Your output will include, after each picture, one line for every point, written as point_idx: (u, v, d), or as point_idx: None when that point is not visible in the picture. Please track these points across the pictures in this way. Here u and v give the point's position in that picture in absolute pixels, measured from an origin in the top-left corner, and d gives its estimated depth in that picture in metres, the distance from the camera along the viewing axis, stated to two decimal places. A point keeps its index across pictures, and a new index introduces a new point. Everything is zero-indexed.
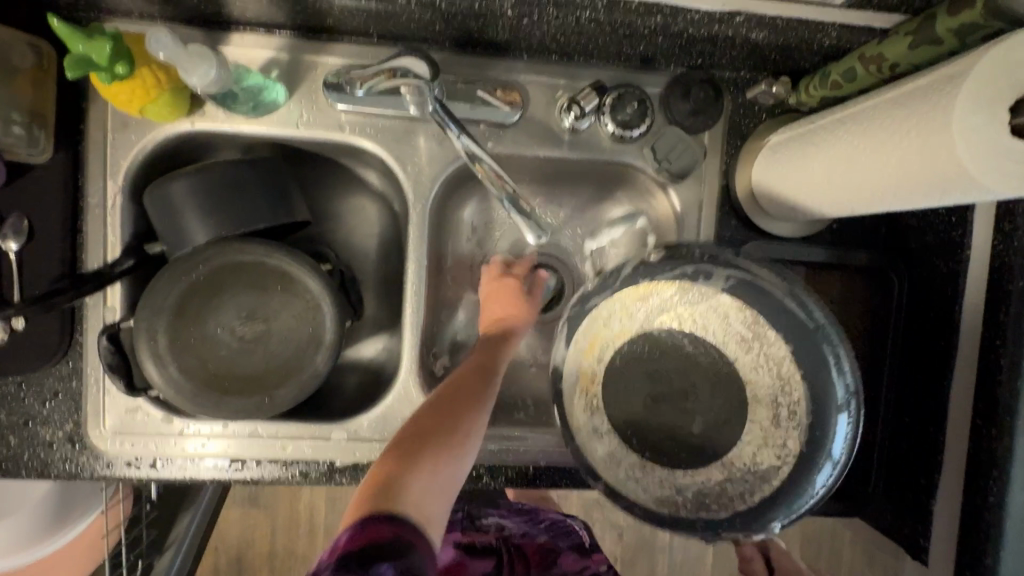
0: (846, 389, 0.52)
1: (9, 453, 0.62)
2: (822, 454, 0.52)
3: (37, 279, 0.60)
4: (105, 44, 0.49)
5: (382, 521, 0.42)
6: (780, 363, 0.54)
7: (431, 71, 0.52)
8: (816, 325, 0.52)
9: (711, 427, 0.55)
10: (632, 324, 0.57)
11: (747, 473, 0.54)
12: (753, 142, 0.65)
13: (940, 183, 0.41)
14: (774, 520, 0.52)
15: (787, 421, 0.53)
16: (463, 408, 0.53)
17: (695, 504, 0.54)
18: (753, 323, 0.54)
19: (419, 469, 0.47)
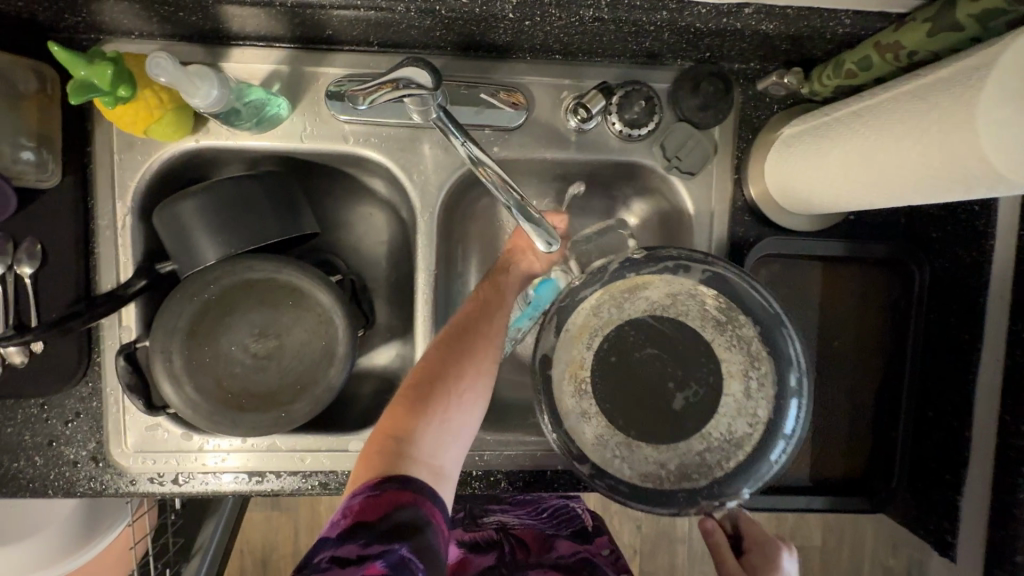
0: (800, 367, 0.55)
1: (36, 473, 0.63)
2: (779, 426, 0.55)
3: (55, 301, 0.61)
4: (107, 67, 0.49)
5: (398, 484, 0.45)
6: (749, 343, 0.56)
7: (433, 79, 0.50)
8: (773, 310, 0.55)
9: (692, 404, 0.56)
10: (619, 314, 0.58)
11: (724, 442, 0.55)
12: (764, 135, 0.63)
13: (964, 179, 0.39)
14: (741, 485, 0.55)
15: (757, 393, 0.55)
16: (466, 354, 0.53)
17: (678, 476, 0.55)
18: (724, 309, 0.57)
19: (425, 429, 0.49)
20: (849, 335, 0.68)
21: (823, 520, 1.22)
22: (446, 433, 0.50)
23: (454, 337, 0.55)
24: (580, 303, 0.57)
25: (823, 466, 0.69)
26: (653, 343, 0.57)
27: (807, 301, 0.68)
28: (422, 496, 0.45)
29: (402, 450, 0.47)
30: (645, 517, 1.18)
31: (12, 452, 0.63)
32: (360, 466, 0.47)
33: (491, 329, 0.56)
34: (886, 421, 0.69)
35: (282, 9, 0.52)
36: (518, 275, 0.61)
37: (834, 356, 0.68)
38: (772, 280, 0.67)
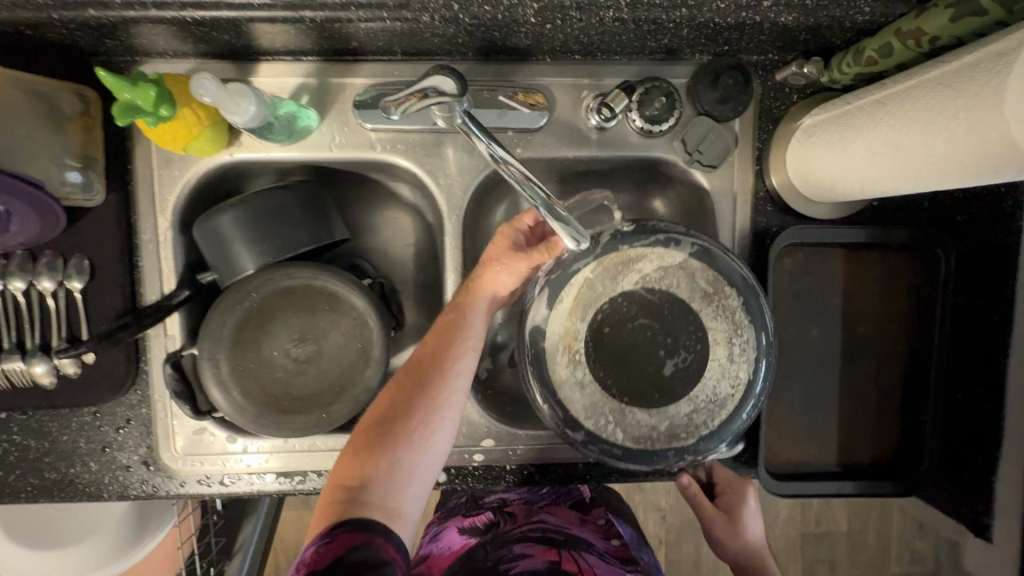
0: (768, 335, 0.55)
1: (91, 478, 0.66)
2: (752, 386, 0.54)
3: (105, 314, 0.64)
4: (151, 89, 0.51)
5: (347, 531, 0.47)
6: (734, 313, 0.55)
7: (459, 87, 0.51)
8: (748, 284, 0.55)
9: (681, 368, 0.54)
10: (613, 287, 0.54)
11: (709, 402, 0.54)
12: (784, 125, 0.64)
13: (994, 163, 0.39)
14: (720, 441, 0.55)
15: (739, 355, 0.54)
16: (418, 392, 0.54)
17: (668, 437, 0.54)
18: (712, 281, 0.55)
19: (374, 474, 0.51)
20: (875, 321, 0.68)
21: (850, 506, 1.22)
22: (397, 474, 0.52)
23: (407, 375, 0.55)
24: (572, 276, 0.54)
25: (854, 452, 0.70)
26: (642, 312, 0.55)
27: (832, 288, 0.68)
28: (373, 537, 0.48)
29: (352, 497, 0.50)
30: (670, 506, 1.19)
31: (68, 458, 0.66)
32: (318, 513, 0.51)
33: (448, 360, 0.55)
34: (916, 405, 0.69)
35: (312, 24, 0.54)
36: (486, 297, 0.57)
37: (860, 341, 0.69)
38: (797, 268, 0.68)
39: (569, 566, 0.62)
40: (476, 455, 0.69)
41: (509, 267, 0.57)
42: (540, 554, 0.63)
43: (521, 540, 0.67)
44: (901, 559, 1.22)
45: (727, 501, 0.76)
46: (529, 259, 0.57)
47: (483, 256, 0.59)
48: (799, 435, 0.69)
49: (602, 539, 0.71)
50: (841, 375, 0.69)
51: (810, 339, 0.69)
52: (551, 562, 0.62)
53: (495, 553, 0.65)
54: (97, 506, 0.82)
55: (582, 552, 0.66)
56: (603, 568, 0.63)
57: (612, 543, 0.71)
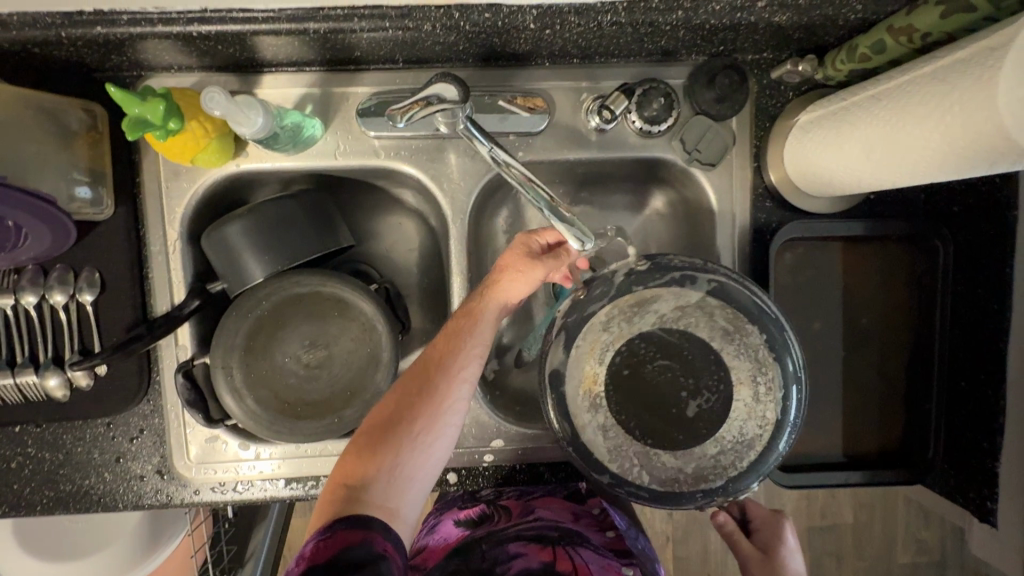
0: (797, 367, 0.54)
1: (106, 488, 0.66)
2: (783, 422, 0.54)
3: (116, 326, 0.65)
4: (160, 103, 0.52)
5: (346, 527, 0.47)
6: (757, 350, 0.55)
7: (461, 92, 0.52)
8: (772, 316, 0.55)
9: (706, 408, 0.55)
10: (630, 328, 0.56)
11: (736, 443, 0.55)
12: (781, 122, 0.65)
13: (986, 154, 0.41)
14: (752, 480, 0.54)
15: (765, 393, 0.55)
16: (425, 394, 0.53)
17: (695, 478, 0.55)
18: (729, 319, 0.55)
19: (376, 473, 0.50)
20: (876, 313, 0.70)
21: (856, 498, 1.23)
22: (399, 475, 0.51)
23: (414, 376, 0.55)
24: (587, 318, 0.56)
25: (858, 442, 0.71)
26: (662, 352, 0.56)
27: (832, 281, 0.69)
28: (373, 535, 0.47)
29: (353, 494, 0.49)
30: None
31: (83, 469, 0.66)
32: (317, 510, 0.50)
33: (456, 363, 0.55)
34: (919, 395, 0.70)
35: (315, 35, 0.55)
36: (497, 300, 0.57)
37: (862, 333, 0.70)
38: (797, 263, 0.69)
39: (564, 566, 0.63)
40: (486, 456, 0.70)
41: (525, 275, 0.57)
42: (534, 553, 0.64)
43: (516, 537, 0.67)
44: (908, 549, 1.23)
45: (770, 545, 0.64)
46: (544, 268, 0.57)
47: (498, 263, 0.59)
48: (804, 427, 0.70)
49: (596, 530, 0.70)
50: (843, 367, 0.70)
51: (812, 332, 0.70)
52: (546, 563, 0.63)
53: (492, 553, 0.65)
54: (114, 517, 0.84)
55: (577, 548, 0.66)
56: (597, 564, 0.64)
57: (607, 535, 0.70)
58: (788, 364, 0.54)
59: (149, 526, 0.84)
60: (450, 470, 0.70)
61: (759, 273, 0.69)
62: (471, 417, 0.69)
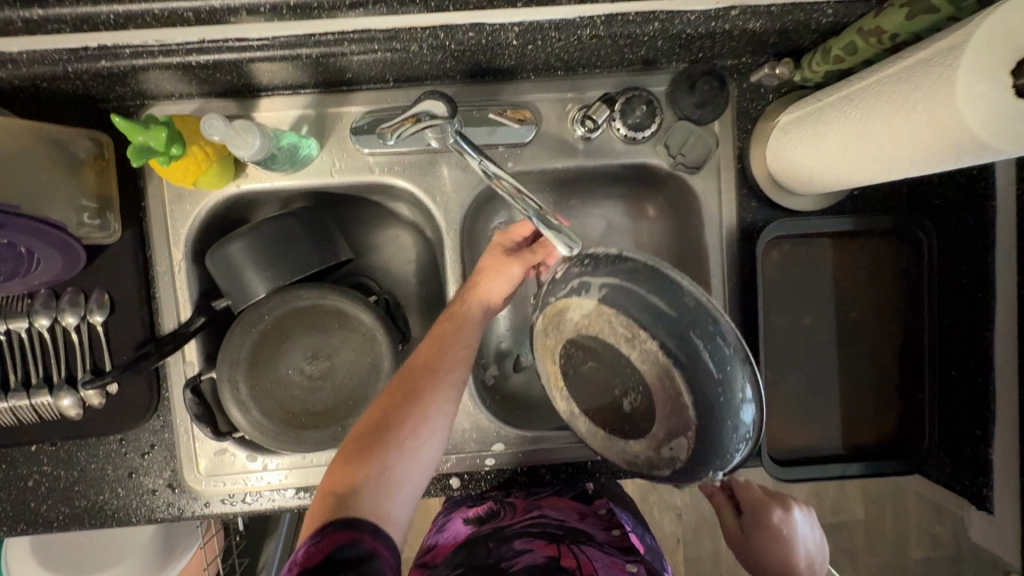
0: (722, 362, 0.46)
1: (119, 503, 0.68)
2: (722, 420, 0.48)
3: (126, 345, 0.67)
4: (162, 130, 0.54)
5: (337, 529, 0.47)
6: (658, 356, 0.49)
7: (449, 108, 0.54)
8: (678, 312, 0.47)
9: (637, 407, 0.53)
10: (557, 336, 0.55)
11: (671, 441, 0.52)
12: (762, 124, 0.67)
13: (952, 149, 0.42)
14: (704, 473, 0.51)
15: (681, 399, 0.49)
16: (412, 397, 0.56)
17: (649, 464, 0.55)
18: (630, 324, 0.49)
19: (367, 477, 0.51)
20: (865, 306, 0.71)
21: (865, 493, 1.23)
22: (389, 477, 0.52)
23: (400, 382, 0.57)
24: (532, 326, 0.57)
25: (856, 435, 0.71)
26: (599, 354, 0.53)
27: (820, 277, 0.71)
28: (363, 535, 0.48)
29: (343, 498, 0.50)
30: (684, 504, 1.20)
31: (97, 486, 0.68)
32: (309, 518, 0.51)
33: (443, 365, 0.57)
34: (913, 385, 0.71)
35: (308, 60, 0.58)
36: (482, 301, 0.60)
37: (853, 326, 0.71)
38: (785, 260, 0.70)
39: (569, 562, 0.63)
40: (488, 460, 0.71)
41: (507, 272, 0.60)
42: (539, 549, 0.65)
43: (521, 534, 0.68)
44: (922, 545, 1.22)
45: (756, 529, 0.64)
46: (523, 262, 0.60)
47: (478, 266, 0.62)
48: (800, 421, 0.71)
49: (602, 530, 0.71)
50: (836, 360, 0.71)
51: (803, 327, 0.71)
52: (550, 558, 0.63)
53: (496, 551, 0.66)
54: (115, 542, 0.85)
55: (581, 546, 0.67)
56: (602, 561, 0.64)
57: (612, 534, 0.71)
58: (704, 364, 0.46)
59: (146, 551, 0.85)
60: (453, 475, 0.72)
61: (748, 272, 0.70)
62: (471, 423, 0.71)
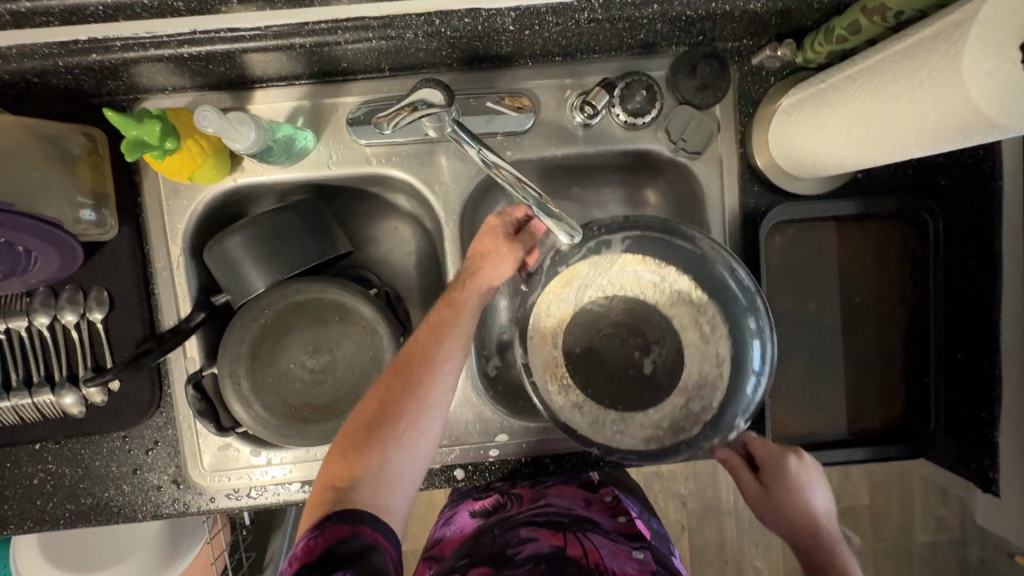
0: (743, 287, 0.59)
1: (125, 500, 0.68)
2: (745, 367, 0.60)
3: (126, 342, 0.67)
4: (155, 124, 0.54)
5: (336, 523, 0.48)
6: (692, 294, 0.62)
7: (446, 96, 0.54)
8: (701, 252, 0.60)
9: (659, 362, 0.63)
10: (569, 304, 0.64)
11: (700, 385, 0.62)
12: (765, 107, 0.66)
13: (958, 129, 0.41)
14: (733, 419, 0.60)
15: (712, 332, 0.62)
16: (409, 390, 0.54)
17: (674, 431, 0.62)
18: (656, 269, 0.62)
19: (365, 472, 0.52)
20: (870, 290, 0.70)
21: (870, 478, 1.22)
22: (387, 470, 0.52)
23: (397, 373, 0.55)
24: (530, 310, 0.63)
25: (861, 420, 0.71)
26: (594, 328, 0.64)
27: (824, 261, 0.70)
28: (362, 528, 0.49)
29: (341, 492, 0.51)
30: (689, 491, 1.20)
31: (102, 483, 0.68)
32: (308, 510, 0.51)
33: (440, 356, 0.56)
34: (918, 369, 0.70)
35: (301, 50, 0.57)
36: (481, 287, 0.58)
37: (857, 311, 0.71)
38: (789, 245, 0.69)
39: (575, 552, 0.62)
40: (492, 450, 0.71)
41: (508, 256, 0.59)
42: (545, 538, 0.65)
43: (528, 522, 0.67)
44: (926, 528, 1.23)
45: (778, 485, 0.58)
46: (518, 247, 0.60)
47: (473, 248, 0.60)
48: (805, 407, 0.71)
49: (609, 516, 0.71)
50: (840, 346, 0.71)
51: (807, 313, 0.70)
52: (556, 548, 0.63)
53: (502, 538, 0.66)
54: (122, 538, 0.86)
55: (587, 533, 0.66)
56: (607, 549, 0.65)
57: (619, 521, 0.70)
58: (728, 284, 0.59)
59: (153, 548, 0.85)
60: (458, 467, 0.72)
61: (751, 258, 0.70)
62: (474, 415, 0.70)
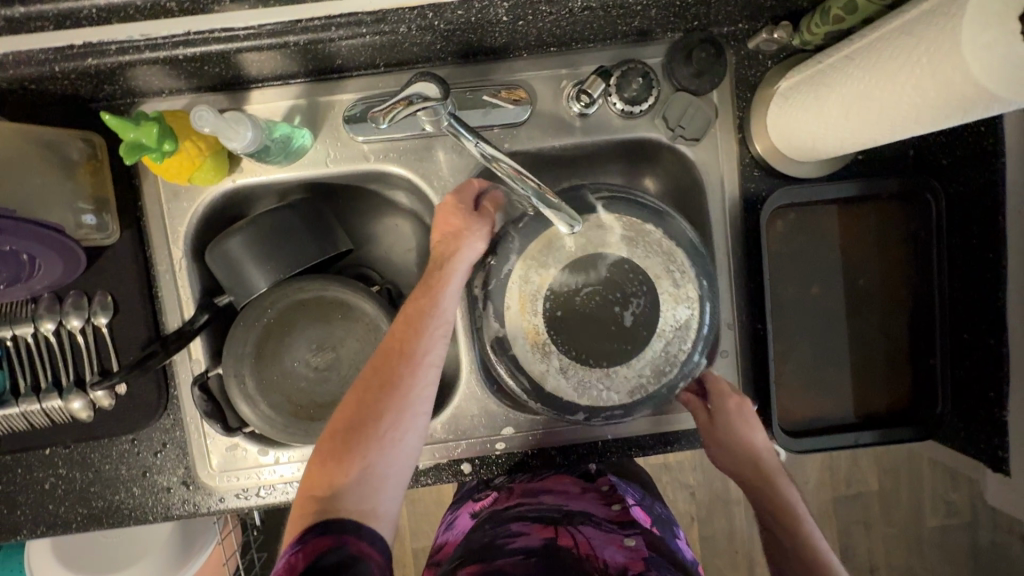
0: (693, 240, 0.63)
1: (135, 502, 0.69)
2: (704, 302, 0.63)
3: (131, 345, 0.67)
4: (153, 126, 0.54)
5: (319, 535, 0.47)
6: (660, 244, 0.62)
7: (442, 90, 0.53)
8: (656, 209, 0.63)
9: (638, 314, 0.63)
10: (547, 271, 0.62)
11: (675, 329, 0.63)
12: (763, 91, 0.65)
13: (960, 104, 0.41)
14: (693, 357, 0.63)
15: (682, 278, 0.63)
16: (388, 388, 0.54)
17: (656, 376, 0.63)
18: (630, 225, 0.62)
19: (348, 478, 0.51)
20: (874, 272, 0.70)
21: (879, 464, 1.22)
22: (371, 474, 0.52)
23: (375, 371, 0.55)
24: (505, 278, 0.62)
25: (868, 403, 0.71)
26: (574, 293, 0.63)
27: (826, 245, 0.70)
28: (347, 538, 0.48)
29: (325, 502, 0.50)
30: (697, 482, 1.20)
31: (113, 486, 0.69)
32: (291, 523, 0.50)
33: (419, 350, 0.55)
34: (924, 350, 0.70)
35: (295, 47, 0.57)
36: (458, 270, 0.59)
37: (861, 294, 0.70)
38: (790, 229, 0.69)
39: (567, 541, 0.62)
40: (499, 444, 0.71)
41: (478, 232, 0.60)
42: (537, 532, 0.64)
43: (519, 517, 0.67)
44: (937, 512, 1.22)
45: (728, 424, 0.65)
46: (482, 218, 0.61)
47: (442, 232, 0.60)
48: (812, 392, 0.71)
49: (602, 505, 0.70)
50: (845, 329, 0.71)
51: (811, 297, 0.70)
52: (548, 540, 0.63)
53: (492, 531, 0.66)
54: (134, 541, 0.87)
55: (579, 525, 0.66)
56: (600, 538, 0.64)
57: (612, 509, 0.70)
58: (682, 236, 0.63)
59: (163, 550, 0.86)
60: (465, 461, 0.72)
61: (753, 244, 0.69)
62: (479, 408, 0.71)
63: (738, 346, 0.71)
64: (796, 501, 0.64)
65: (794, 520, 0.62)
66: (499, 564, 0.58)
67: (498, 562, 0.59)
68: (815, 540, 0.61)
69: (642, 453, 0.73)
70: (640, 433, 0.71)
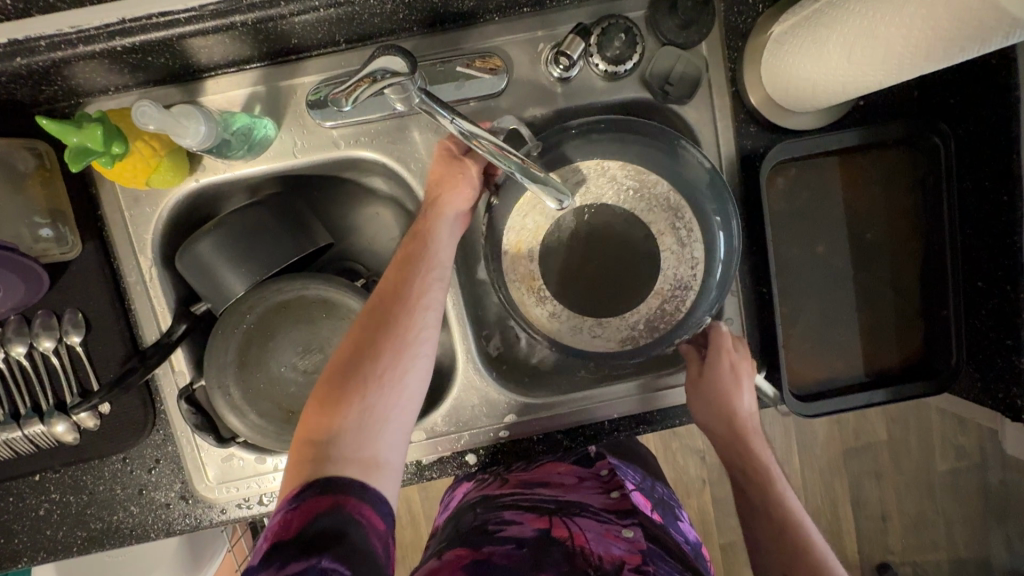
0: (706, 165, 0.60)
1: (135, 520, 0.67)
2: (716, 256, 0.61)
3: (109, 362, 0.64)
4: (96, 129, 0.49)
5: (315, 496, 0.44)
6: (668, 199, 0.62)
7: (408, 63, 0.47)
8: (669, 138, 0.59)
9: (640, 269, 0.64)
10: (547, 219, 0.63)
11: (676, 288, 0.63)
12: (755, 38, 0.60)
13: (976, 31, 0.38)
14: (701, 314, 0.63)
15: (688, 238, 0.62)
16: (384, 327, 0.51)
17: (648, 329, 0.64)
18: (636, 174, 0.61)
19: (344, 425, 0.48)
20: (881, 225, 0.66)
21: (887, 415, 1.21)
22: (371, 417, 0.49)
23: (370, 315, 0.52)
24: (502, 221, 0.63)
25: (880, 361, 0.68)
26: (574, 251, 0.64)
27: (830, 200, 0.66)
28: (344, 501, 0.44)
29: (320, 450, 0.47)
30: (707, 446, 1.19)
31: (109, 506, 0.67)
32: (287, 476, 0.47)
33: (415, 291, 0.53)
34: (936, 301, 0.67)
35: (244, 28, 0.51)
36: (447, 215, 0.57)
37: (869, 248, 0.67)
38: (793, 186, 0.65)
39: (561, 534, 0.60)
40: (501, 431, 0.69)
41: (467, 175, 0.58)
42: (529, 521, 0.62)
43: (511, 505, 0.64)
44: (948, 458, 1.22)
45: (718, 369, 0.61)
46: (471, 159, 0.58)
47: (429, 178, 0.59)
48: (822, 353, 0.68)
49: (600, 493, 0.67)
50: (853, 287, 0.68)
51: (816, 256, 0.67)
52: (540, 531, 0.60)
53: (483, 514, 0.64)
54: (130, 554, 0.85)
55: (574, 517, 0.62)
56: (594, 531, 0.60)
57: (610, 497, 0.66)
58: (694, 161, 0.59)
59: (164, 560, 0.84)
60: (469, 452, 0.71)
61: (752, 204, 0.66)
62: (478, 399, 0.68)
63: (743, 313, 0.68)
64: (771, 465, 0.62)
65: (765, 480, 0.61)
66: (487, 552, 0.57)
67: (486, 550, 0.57)
68: (789, 506, 0.60)
69: (652, 429, 0.70)
70: (644, 409, 0.69)
